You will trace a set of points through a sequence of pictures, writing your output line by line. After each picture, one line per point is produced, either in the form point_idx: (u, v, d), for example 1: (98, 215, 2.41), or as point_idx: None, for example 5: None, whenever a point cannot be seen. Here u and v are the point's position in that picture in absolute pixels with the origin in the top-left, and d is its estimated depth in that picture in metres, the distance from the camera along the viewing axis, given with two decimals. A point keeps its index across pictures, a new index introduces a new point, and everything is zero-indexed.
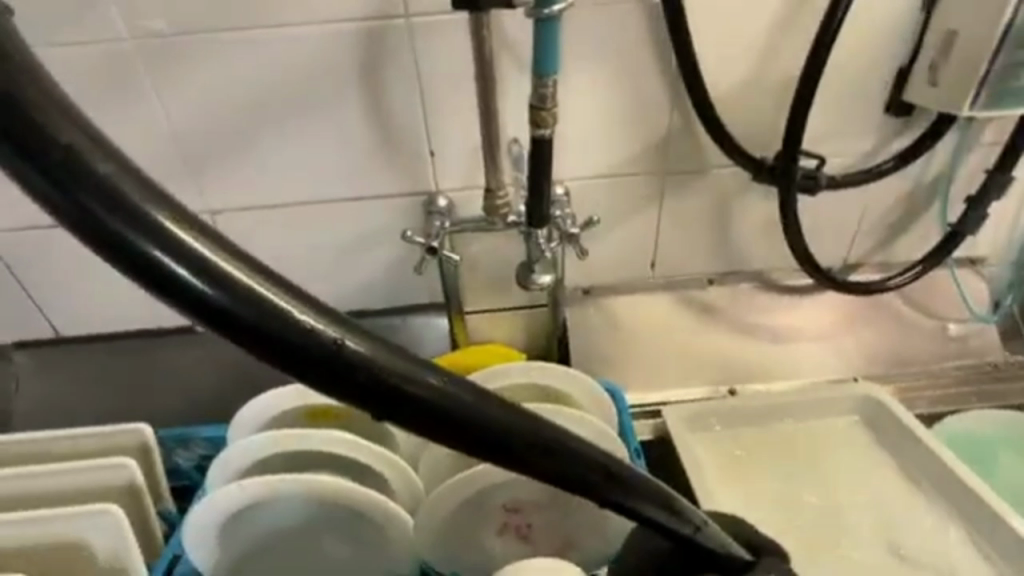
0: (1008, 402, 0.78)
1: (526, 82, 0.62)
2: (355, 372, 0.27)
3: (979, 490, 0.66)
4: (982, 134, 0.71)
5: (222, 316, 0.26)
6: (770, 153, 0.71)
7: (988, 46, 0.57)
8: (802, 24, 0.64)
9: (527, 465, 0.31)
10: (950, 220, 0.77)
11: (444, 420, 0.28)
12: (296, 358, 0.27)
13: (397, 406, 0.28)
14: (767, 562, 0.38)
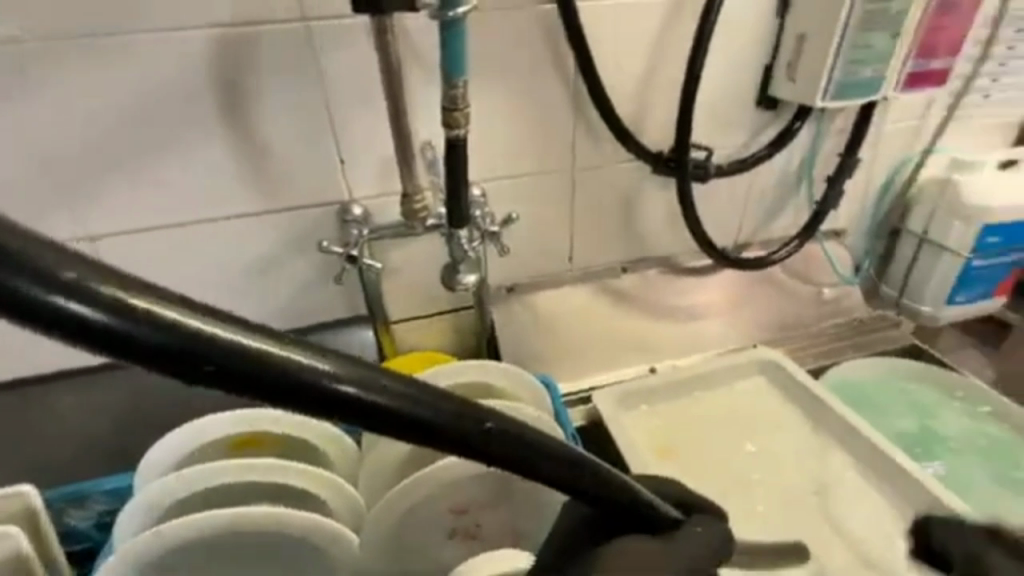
0: (876, 350, 0.90)
1: (433, 86, 0.63)
2: (295, 385, 0.22)
3: (867, 433, 0.73)
4: (833, 122, 0.83)
5: (106, 337, 0.20)
6: (665, 146, 0.77)
7: (830, 47, 0.67)
8: (682, 27, 0.70)
9: (503, 466, 0.27)
10: (816, 199, 0.88)
11: (415, 426, 0.25)
12: (216, 378, 0.21)
13: (351, 416, 0.24)
14: (703, 521, 0.31)
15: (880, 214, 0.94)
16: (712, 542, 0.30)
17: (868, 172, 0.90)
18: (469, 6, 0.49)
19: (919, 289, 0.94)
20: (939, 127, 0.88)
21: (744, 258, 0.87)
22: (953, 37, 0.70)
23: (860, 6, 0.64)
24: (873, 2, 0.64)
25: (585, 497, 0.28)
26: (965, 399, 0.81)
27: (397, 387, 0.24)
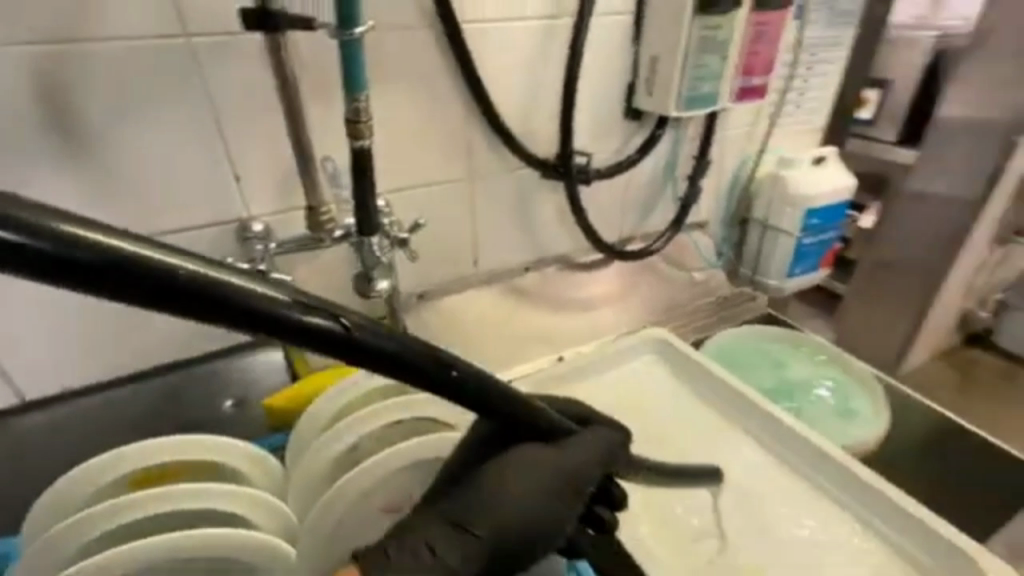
0: (742, 320, 1.06)
1: (330, 101, 0.64)
2: (246, 311, 0.28)
3: (742, 388, 0.79)
4: (688, 130, 0.97)
5: (72, 271, 0.23)
6: (552, 153, 0.86)
7: (677, 65, 0.79)
8: (557, 48, 0.79)
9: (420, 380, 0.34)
10: (679, 196, 1.03)
11: (339, 343, 0.31)
12: (180, 304, 0.26)
13: (292, 335, 0.30)
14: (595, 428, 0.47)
15: (731, 206, 1.13)
16: (599, 444, 0.45)
17: (717, 171, 1.07)
18: (366, 26, 0.51)
19: (767, 266, 1.13)
20: (767, 132, 1.07)
21: (627, 251, 0.99)
22: (766, 60, 0.85)
23: (696, 33, 0.77)
24: (706, 31, 0.77)
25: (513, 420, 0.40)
26: (808, 352, 0.98)
27: (324, 314, 0.31)
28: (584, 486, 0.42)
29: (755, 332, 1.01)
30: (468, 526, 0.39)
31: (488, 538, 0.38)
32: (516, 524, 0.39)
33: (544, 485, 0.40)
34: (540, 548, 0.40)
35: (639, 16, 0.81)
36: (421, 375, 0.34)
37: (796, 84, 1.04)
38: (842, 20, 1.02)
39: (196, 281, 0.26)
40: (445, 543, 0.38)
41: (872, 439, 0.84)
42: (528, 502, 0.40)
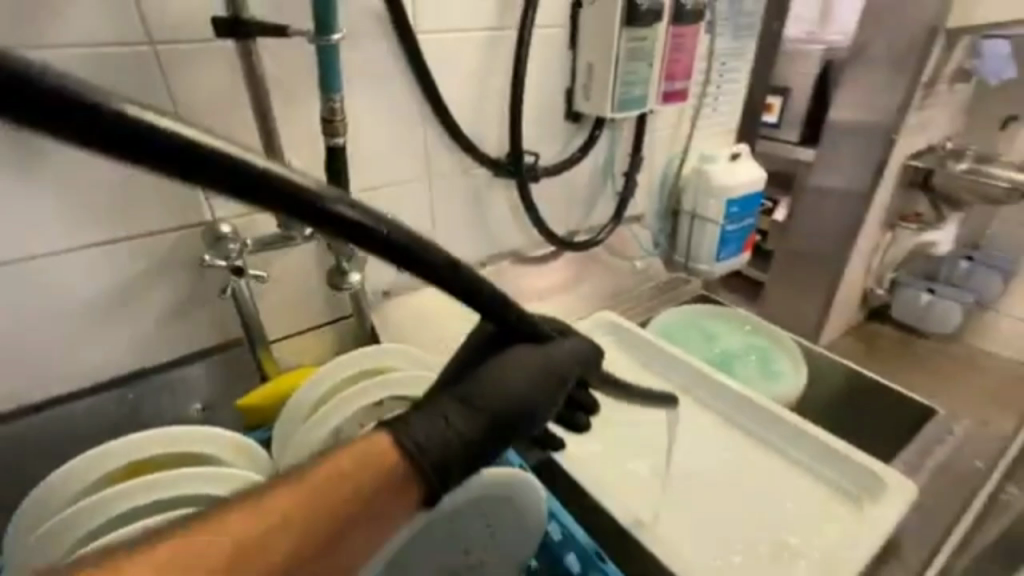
0: (680, 299, 1.19)
1: (293, 105, 0.67)
2: (304, 204, 0.35)
3: (682, 355, 0.88)
4: (622, 130, 1.07)
5: (178, 162, 0.30)
6: (502, 153, 0.93)
7: (611, 72, 0.89)
8: (503, 56, 0.85)
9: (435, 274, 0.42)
10: (618, 190, 1.13)
11: (348, 228, 0.38)
12: (255, 193, 0.33)
13: (338, 227, 0.37)
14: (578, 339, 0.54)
15: (663, 199, 1.25)
16: (581, 350, 0.52)
17: (649, 168, 1.18)
18: (341, 34, 0.56)
19: (697, 252, 1.25)
20: (689, 132, 1.19)
21: (576, 241, 1.08)
22: (685, 67, 0.96)
23: (625, 43, 0.87)
24: (634, 41, 0.87)
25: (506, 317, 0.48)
26: (737, 324, 1.10)
27: (337, 200, 0.37)
28: (567, 376, 0.49)
29: (690, 310, 1.12)
30: (474, 401, 0.45)
31: (490, 412, 0.45)
32: (513, 400, 0.46)
33: (534, 369, 0.47)
34: (531, 424, 0.47)
35: (573, 27, 0.90)
36: (419, 262, 0.41)
37: (711, 90, 1.17)
38: (744, 34, 1.17)
39: (236, 162, 0.32)
40: (454, 414, 0.44)
41: (791, 396, 0.96)
42: (522, 387, 0.46)
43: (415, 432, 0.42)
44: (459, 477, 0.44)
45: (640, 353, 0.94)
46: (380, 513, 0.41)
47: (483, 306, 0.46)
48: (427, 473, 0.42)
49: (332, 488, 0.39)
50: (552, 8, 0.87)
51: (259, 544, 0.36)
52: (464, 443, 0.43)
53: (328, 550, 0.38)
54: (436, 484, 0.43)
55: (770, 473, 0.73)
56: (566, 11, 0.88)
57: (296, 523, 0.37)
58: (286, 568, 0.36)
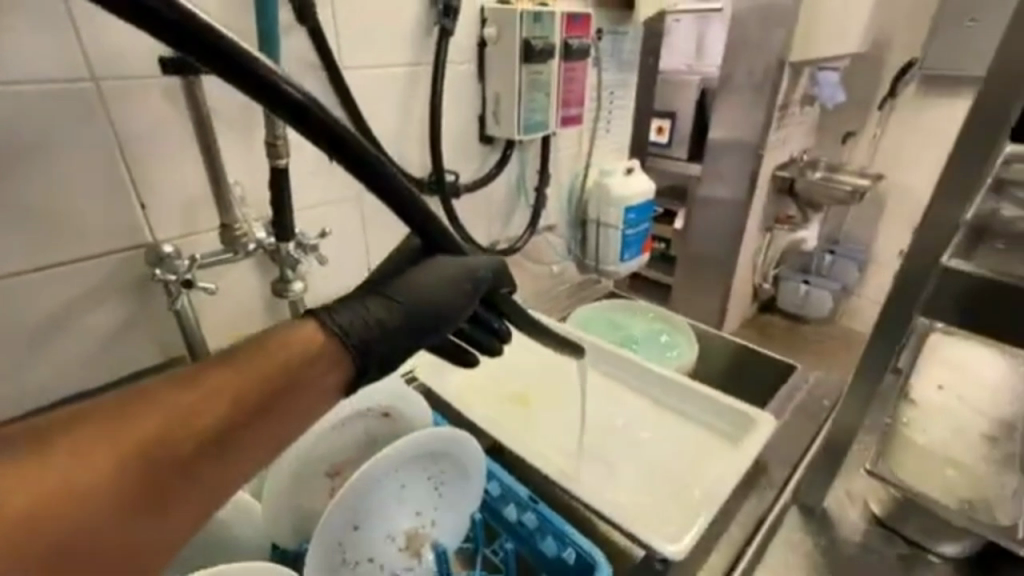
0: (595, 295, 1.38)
1: (231, 134, 0.74)
2: (273, 89, 0.40)
3: (597, 343, 1.04)
4: (529, 151, 1.22)
5: (172, 31, 0.36)
6: (425, 171, 1.04)
7: (516, 102, 1.03)
8: (420, 88, 0.97)
9: (376, 183, 0.47)
10: (530, 203, 1.28)
11: (313, 124, 0.42)
12: (235, 72, 0.38)
13: (301, 119, 0.41)
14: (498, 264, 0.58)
15: (572, 210, 1.42)
16: (493, 270, 0.57)
17: (556, 183, 1.34)
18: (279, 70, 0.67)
19: (605, 254, 1.43)
20: (588, 151, 1.37)
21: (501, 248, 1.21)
22: (578, 95, 1.14)
23: (526, 76, 1.02)
24: (532, 75, 1.02)
25: (426, 230, 0.53)
26: (642, 313, 1.27)
27: (304, 96, 0.41)
28: (481, 282, 0.54)
29: (603, 304, 1.29)
30: (394, 297, 0.50)
31: (406, 307, 0.50)
32: (429, 297, 0.51)
33: (449, 274, 0.53)
34: (449, 321, 0.52)
35: (479, 63, 1.03)
36: (370, 171, 0.45)
37: (603, 115, 1.36)
38: (627, 68, 1.37)
39: (220, 43, 0.37)
40: (376, 305, 0.49)
41: (686, 370, 1.13)
42: (434, 289, 0.52)
43: (340, 315, 0.46)
44: (383, 359, 0.47)
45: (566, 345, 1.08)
46: (312, 386, 0.43)
47: (411, 217, 0.51)
48: (352, 349, 0.46)
49: (262, 363, 0.41)
50: (460, 47, 1.00)
51: (192, 411, 0.37)
52: (386, 328, 0.48)
53: (263, 417, 0.40)
54: (360, 364, 0.46)
55: (668, 426, 0.89)
56: (472, 50, 1.02)
57: (226, 391, 0.39)
58: (221, 431, 0.38)
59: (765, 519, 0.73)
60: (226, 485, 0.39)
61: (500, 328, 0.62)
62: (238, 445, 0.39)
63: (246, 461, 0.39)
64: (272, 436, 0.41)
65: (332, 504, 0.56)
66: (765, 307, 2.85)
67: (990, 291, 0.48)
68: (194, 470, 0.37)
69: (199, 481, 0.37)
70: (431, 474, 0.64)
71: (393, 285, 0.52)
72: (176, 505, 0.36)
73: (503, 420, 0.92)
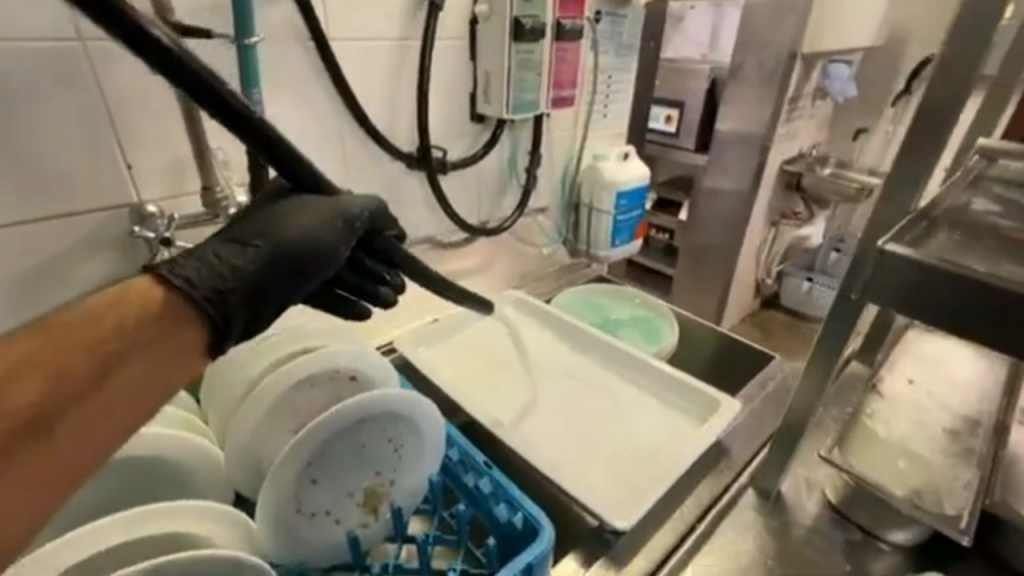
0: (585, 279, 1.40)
1: None
2: (154, 46, 0.40)
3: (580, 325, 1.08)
4: (521, 131, 1.22)
5: None
6: (412, 143, 1.05)
7: (505, 80, 1.03)
8: (408, 62, 0.97)
9: (259, 146, 0.48)
10: (520, 182, 1.28)
11: (195, 89, 0.42)
12: (112, 21, 0.38)
13: (182, 82, 0.42)
14: (372, 204, 0.58)
15: (565, 194, 1.42)
16: (365, 210, 0.57)
17: (550, 165, 1.35)
18: (258, 38, 0.70)
19: (596, 239, 1.43)
20: (583, 135, 1.37)
21: (492, 227, 1.24)
22: (570, 76, 1.14)
23: (516, 55, 1.02)
24: (522, 54, 1.02)
25: (302, 178, 0.53)
26: (627, 298, 1.29)
27: (191, 59, 0.41)
28: (357, 219, 0.55)
29: (586, 290, 1.31)
30: (250, 243, 0.50)
31: (270, 252, 0.50)
32: (294, 239, 0.51)
33: (320, 212, 0.53)
34: (320, 261, 0.52)
35: (471, 40, 1.04)
36: (259, 141, 0.47)
37: (599, 99, 1.36)
38: (626, 53, 1.37)
39: (135, 25, 0.39)
40: (230, 254, 0.49)
41: (666, 355, 1.15)
42: (306, 231, 0.51)
43: (184, 269, 0.46)
44: (243, 307, 0.48)
45: (552, 325, 1.12)
46: (159, 348, 0.42)
47: (280, 164, 0.51)
48: (202, 302, 0.45)
49: (89, 331, 0.39)
50: (451, 24, 1.00)
51: (7, 387, 0.35)
52: (239, 278, 0.48)
53: (94, 389, 0.38)
54: (214, 316, 0.46)
55: (637, 407, 0.92)
56: (465, 27, 1.02)
57: (48, 366, 0.37)
58: (51, 404, 0.36)
59: (719, 501, 0.75)
60: (65, 467, 0.37)
61: (393, 279, 0.64)
62: (72, 418, 0.37)
63: (95, 433, 0.38)
64: (117, 411, 0.39)
65: (277, 463, 0.57)
66: (766, 303, 2.86)
67: (927, 274, 0.49)
68: (27, 451, 0.35)
69: (25, 462, 0.35)
70: (389, 436, 0.66)
71: (253, 227, 0.51)
72: (1, 493, 0.34)
73: (476, 393, 0.95)
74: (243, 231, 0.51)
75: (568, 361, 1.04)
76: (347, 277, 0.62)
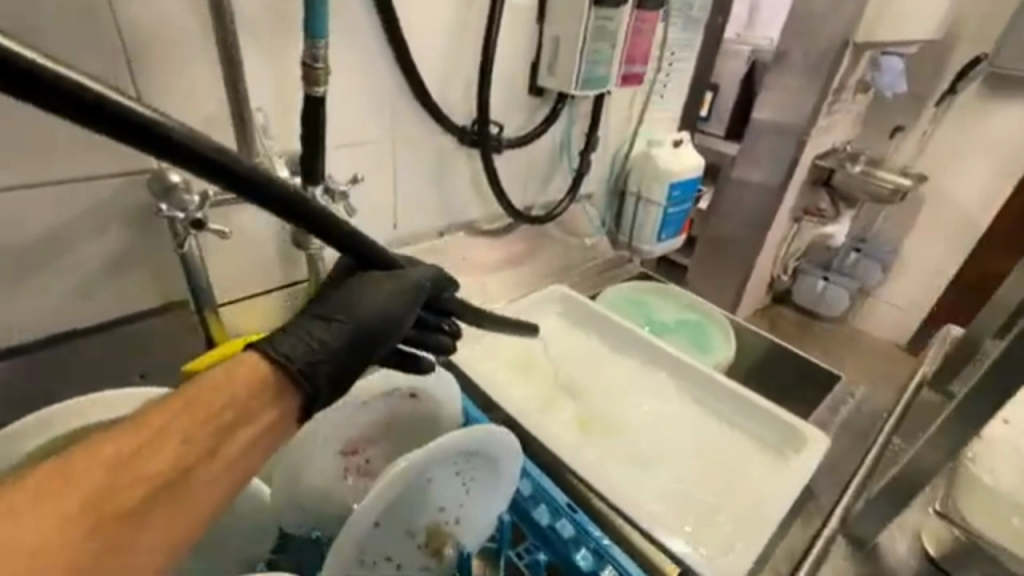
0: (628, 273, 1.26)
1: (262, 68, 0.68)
2: (160, 134, 0.35)
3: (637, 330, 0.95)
4: (579, 109, 1.10)
5: (21, 83, 0.29)
6: (468, 115, 0.93)
7: (577, 50, 0.90)
8: (472, 21, 0.84)
9: (287, 213, 0.44)
10: (574, 166, 1.17)
11: (212, 169, 0.38)
12: (116, 125, 0.33)
13: (200, 167, 0.38)
14: (426, 268, 0.58)
15: (611, 181, 1.32)
16: (424, 274, 0.57)
17: (603, 148, 1.24)
18: None
19: (641, 234, 1.32)
20: (639, 117, 1.26)
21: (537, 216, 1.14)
22: (643, 52, 1.01)
23: (593, 21, 0.88)
24: (600, 20, 0.89)
25: (361, 254, 0.53)
26: (674, 298, 1.18)
27: (205, 143, 0.37)
28: (424, 288, 0.55)
29: (630, 287, 1.19)
30: (333, 317, 0.49)
31: (352, 327, 0.49)
32: (371, 313, 0.51)
33: (390, 286, 0.53)
34: (396, 331, 0.52)
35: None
36: (285, 208, 0.44)
37: (661, 77, 1.23)
38: (693, 27, 1.23)
39: (208, 158, 0.37)
40: (317, 329, 0.48)
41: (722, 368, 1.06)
42: (381, 306, 0.52)
43: (282, 343, 0.45)
44: (330, 379, 0.47)
45: (603, 326, 0.99)
46: (266, 415, 0.42)
47: (332, 241, 0.49)
48: (297, 376, 0.45)
49: (210, 399, 0.39)
50: None
51: (85, 474, 0.32)
52: (327, 352, 0.47)
53: (216, 456, 0.38)
54: (308, 392, 0.45)
55: (705, 428, 0.83)
56: None
57: (177, 433, 0.37)
58: (182, 469, 0.36)
59: (813, 548, 0.68)
60: (184, 533, 0.35)
61: (451, 328, 0.64)
62: (154, 512, 0.34)
63: (210, 500, 0.37)
64: (187, 505, 0.36)
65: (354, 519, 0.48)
66: (777, 298, 2.83)
67: None
68: (156, 516, 0.34)
69: (153, 530, 0.34)
70: (458, 469, 0.56)
71: (331, 305, 0.51)
72: (131, 559, 0.32)
73: (528, 400, 0.84)
74: (321, 306, 0.50)
75: (625, 370, 0.92)
76: (413, 335, 0.59)
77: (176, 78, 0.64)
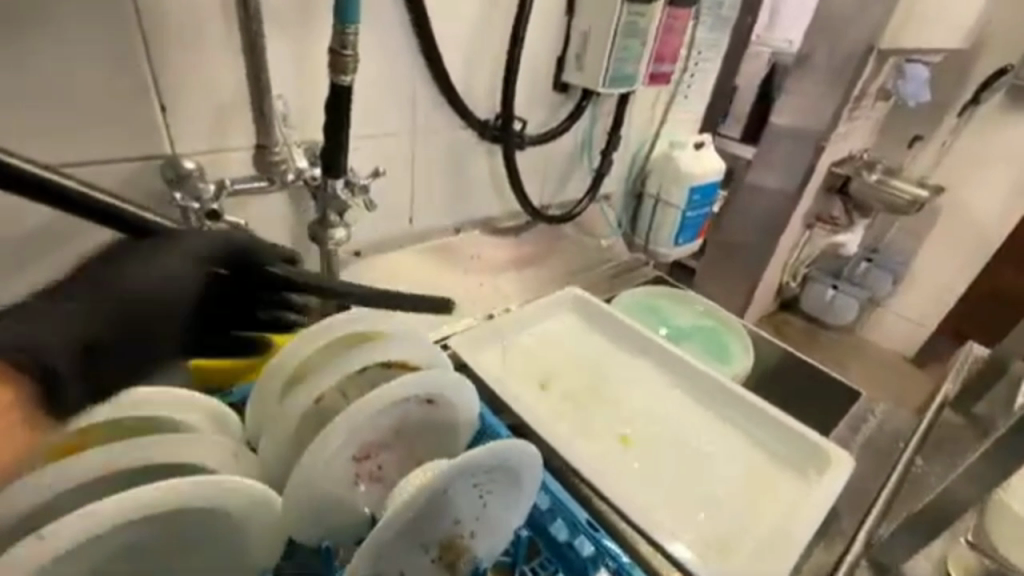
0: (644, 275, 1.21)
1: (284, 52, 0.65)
2: None
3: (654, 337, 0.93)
4: (602, 107, 1.07)
5: None
6: (491, 109, 0.89)
7: (607, 45, 0.87)
8: (500, 12, 0.81)
9: (38, 193, 0.46)
10: (593, 165, 1.14)
11: None
12: None
13: None
14: (239, 236, 0.58)
15: (629, 181, 1.29)
16: (228, 239, 0.56)
17: (625, 148, 1.22)
18: None
19: (657, 237, 1.30)
20: (661, 118, 1.23)
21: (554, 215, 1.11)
22: (672, 50, 0.99)
23: (624, 16, 0.85)
24: (631, 16, 0.86)
25: (134, 222, 0.52)
26: (690, 305, 1.13)
27: None
28: (219, 248, 0.54)
29: (645, 293, 1.14)
30: (88, 293, 0.45)
31: (120, 300, 0.46)
32: (142, 283, 0.48)
33: (173, 254, 0.51)
34: (179, 300, 0.50)
35: None
36: (42, 190, 0.46)
37: (687, 77, 1.19)
38: (722, 27, 1.19)
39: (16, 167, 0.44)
40: (74, 308, 0.44)
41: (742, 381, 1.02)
42: (161, 274, 0.49)
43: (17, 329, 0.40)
44: (79, 368, 0.42)
45: (620, 334, 0.96)
46: None
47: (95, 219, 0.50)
48: (35, 373, 0.39)
49: None
50: None
51: None
52: (83, 326, 0.43)
53: None
54: (49, 386, 0.39)
55: (726, 443, 0.80)
56: None
57: None
58: None
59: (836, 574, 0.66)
60: None
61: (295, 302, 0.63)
62: None
63: None
64: None
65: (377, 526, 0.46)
66: (784, 305, 2.81)
67: None
68: None
69: None
70: (477, 482, 0.53)
71: (105, 280, 0.47)
72: None
73: (542, 405, 0.81)
74: (83, 285, 0.46)
75: (642, 378, 0.90)
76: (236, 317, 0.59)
77: (194, 61, 0.62)
